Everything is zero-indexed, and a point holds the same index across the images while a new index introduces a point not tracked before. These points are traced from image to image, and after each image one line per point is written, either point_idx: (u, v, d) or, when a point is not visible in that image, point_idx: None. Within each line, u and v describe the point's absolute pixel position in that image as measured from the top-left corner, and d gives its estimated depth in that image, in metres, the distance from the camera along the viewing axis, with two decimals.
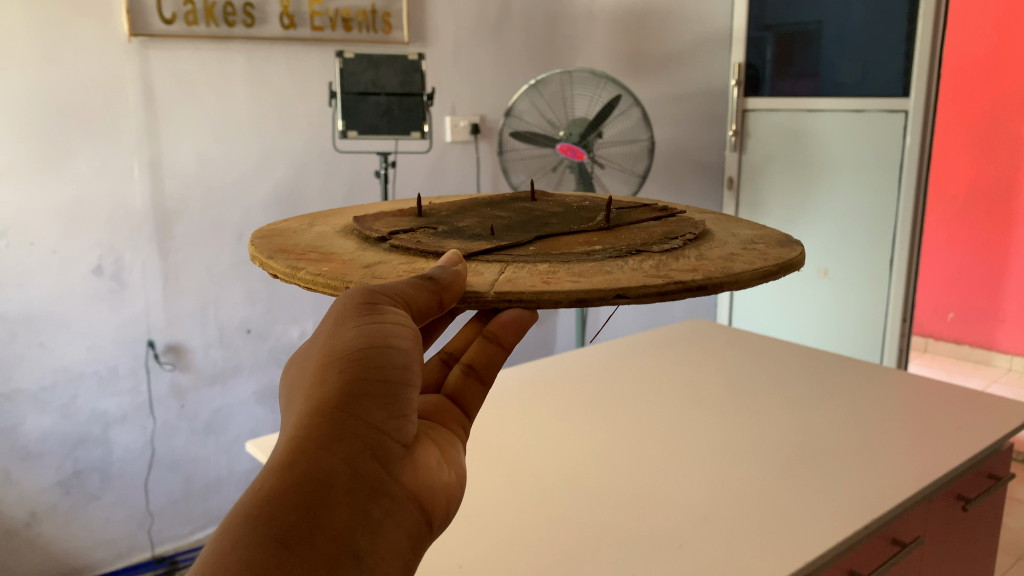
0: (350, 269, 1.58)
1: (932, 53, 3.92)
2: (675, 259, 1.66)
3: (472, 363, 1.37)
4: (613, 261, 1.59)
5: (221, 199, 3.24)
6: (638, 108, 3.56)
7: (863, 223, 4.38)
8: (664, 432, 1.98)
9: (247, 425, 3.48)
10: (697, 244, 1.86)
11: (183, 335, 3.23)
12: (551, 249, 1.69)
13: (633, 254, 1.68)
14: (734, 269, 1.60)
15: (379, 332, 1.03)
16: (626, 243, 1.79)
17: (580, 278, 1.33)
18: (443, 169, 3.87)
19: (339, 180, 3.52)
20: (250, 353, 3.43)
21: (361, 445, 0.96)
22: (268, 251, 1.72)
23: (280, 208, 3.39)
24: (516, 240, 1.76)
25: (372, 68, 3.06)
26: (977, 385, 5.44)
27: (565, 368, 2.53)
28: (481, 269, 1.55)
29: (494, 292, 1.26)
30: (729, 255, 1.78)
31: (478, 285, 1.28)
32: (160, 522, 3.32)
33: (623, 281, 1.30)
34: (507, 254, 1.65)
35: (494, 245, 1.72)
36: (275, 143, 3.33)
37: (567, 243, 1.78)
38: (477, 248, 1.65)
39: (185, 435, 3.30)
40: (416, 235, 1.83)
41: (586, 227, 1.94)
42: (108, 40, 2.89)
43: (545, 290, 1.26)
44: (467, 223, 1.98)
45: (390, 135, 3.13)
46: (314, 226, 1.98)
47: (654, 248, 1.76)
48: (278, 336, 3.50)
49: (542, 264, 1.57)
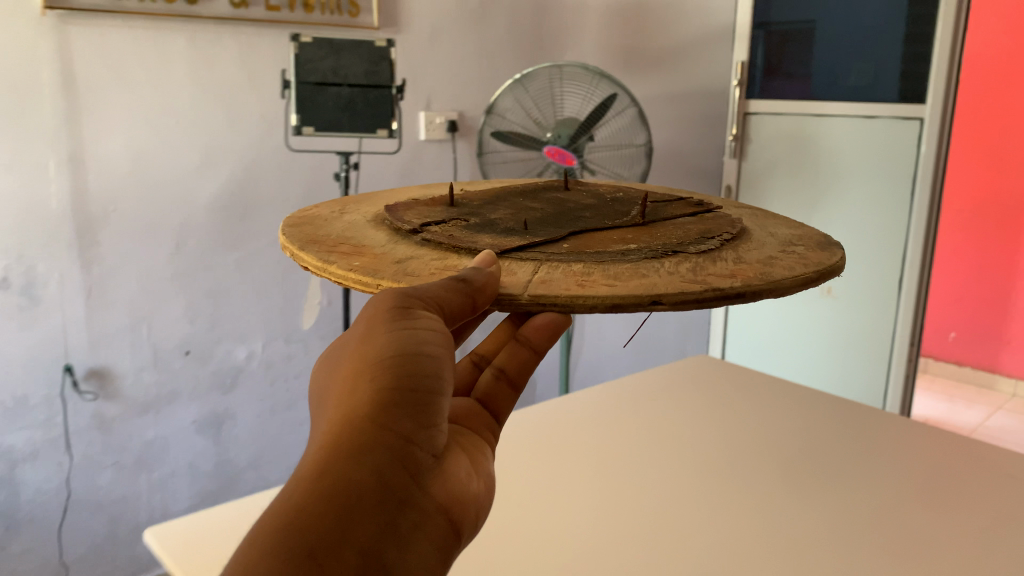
0: (384, 268, 1.35)
1: (952, 56, 3.57)
2: (712, 267, 1.33)
3: (501, 368, 1.37)
4: (650, 268, 1.31)
5: (157, 203, 2.80)
6: (634, 106, 3.13)
7: (872, 240, 4.03)
8: (648, 517, 1.81)
9: (186, 459, 3.05)
10: (735, 246, 1.50)
11: (110, 358, 2.80)
12: (584, 249, 1.42)
13: (671, 261, 1.36)
14: (773, 275, 1.27)
15: (412, 339, 1.04)
16: (661, 245, 1.46)
17: (617, 283, 1.20)
18: (417, 171, 3.46)
19: (296, 182, 3.09)
20: (190, 377, 3.00)
21: (393, 454, 0.96)
22: (296, 241, 1.53)
23: (227, 213, 2.96)
24: (550, 236, 1.50)
25: (333, 55, 2.65)
26: (981, 411, 5.14)
27: (554, 416, 2.38)
28: (514, 269, 1.31)
29: (527, 294, 1.14)
30: (768, 258, 1.41)
31: (512, 287, 1.16)
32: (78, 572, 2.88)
33: (659, 285, 1.18)
34: (538, 253, 1.39)
35: (519, 245, 1.43)
36: (221, 139, 2.90)
37: (602, 240, 1.49)
38: (510, 244, 1.43)
39: (110, 471, 2.87)
40: (452, 229, 1.59)
41: (616, 225, 1.60)
42: (17, 14, 2.44)
43: (580, 295, 1.14)
44: (507, 214, 1.72)
45: (353, 133, 2.72)
46: (346, 215, 1.78)
47: (685, 250, 1.42)
48: (222, 357, 3.07)
49: (578, 266, 1.32)
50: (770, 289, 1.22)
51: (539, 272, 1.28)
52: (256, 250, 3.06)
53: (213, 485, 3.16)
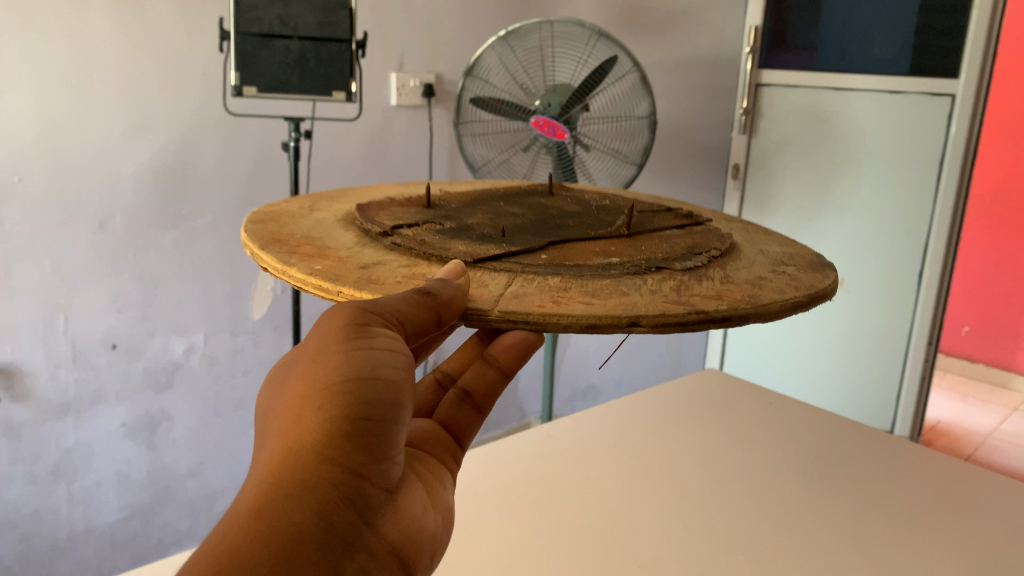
0: (346, 276, 1.07)
1: (990, 26, 3.24)
2: (696, 288, 1.07)
3: (465, 389, 1.19)
4: (630, 288, 1.06)
5: (73, 174, 2.37)
6: (636, 72, 2.68)
7: (893, 229, 3.64)
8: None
9: (113, 467, 2.66)
10: (723, 264, 1.23)
11: (18, 354, 2.39)
12: (563, 261, 1.17)
13: (654, 279, 1.11)
14: (762, 295, 1.06)
15: (368, 362, 0.89)
16: (640, 258, 1.21)
17: (594, 298, 1.01)
18: (386, 142, 3.04)
19: (242, 152, 2.68)
20: (117, 375, 2.60)
21: (339, 495, 0.86)
22: (256, 233, 1.28)
23: (160, 186, 2.53)
24: (530, 244, 1.24)
25: (281, 2, 2.20)
26: (994, 412, 4.80)
27: (534, 446, 2.06)
28: (485, 280, 1.07)
29: (497, 310, 0.96)
30: (757, 280, 1.14)
31: (481, 302, 0.99)
32: None
33: (639, 304, 0.98)
34: (511, 261, 1.15)
35: (485, 253, 1.17)
36: (152, 100, 2.46)
37: (582, 251, 1.25)
38: (487, 251, 1.19)
39: (20, 483, 2.48)
40: (431, 234, 1.27)
41: (598, 237, 1.33)
42: None
43: (553, 311, 0.96)
44: (497, 219, 1.41)
45: (303, 96, 2.29)
46: (314, 210, 1.46)
47: (666, 267, 1.17)
48: (157, 352, 2.67)
49: (552, 279, 1.08)
50: (761, 307, 1.02)
51: (509, 282, 1.07)
52: (196, 231, 2.64)
53: (147, 495, 2.77)
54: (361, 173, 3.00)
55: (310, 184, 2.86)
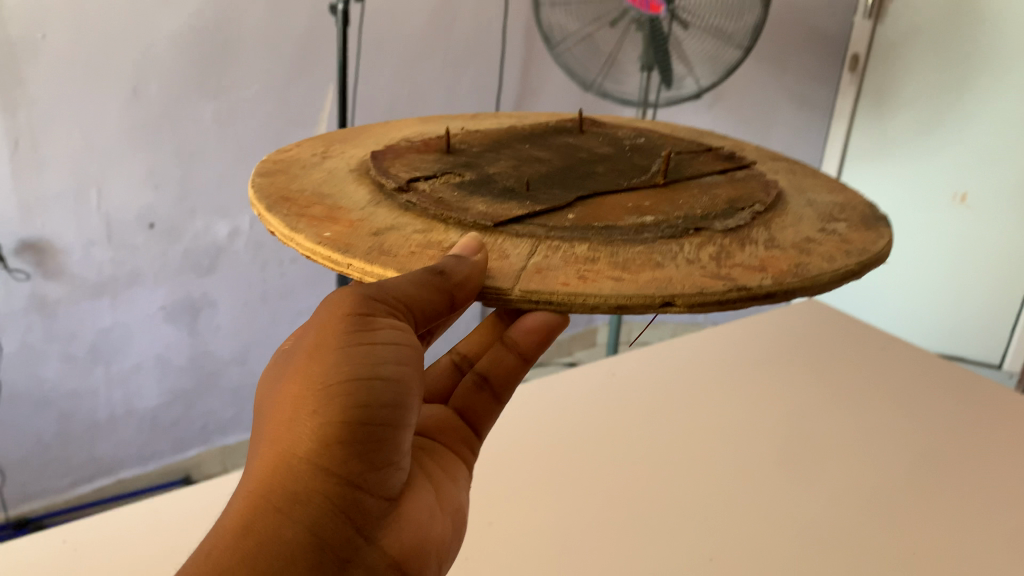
0: (357, 245, 0.88)
1: None
2: (738, 255, 0.89)
3: (481, 374, 1.07)
4: (661, 258, 0.87)
5: (102, 31, 2.11)
6: None
7: None
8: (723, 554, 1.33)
9: (153, 351, 2.54)
10: (772, 216, 1.03)
11: (49, 229, 2.21)
12: (592, 221, 0.97)
13: (691, 242, 0.92)
14: (814, 263, 0.88)
15: (367, 360, 0.78)
16: (678, 213, 1.01)
17: (623, 271, 0.83)
18: (454, 9, 2.68)
19: (291, 17, 2.39)
20: (154, 255, 2.43)
21: (334, 508, 0.77)
22: (261, 187, 1.06)
23: (200, 50, 2.27)
24: (557, 199, 1.02)
25: None
26: None
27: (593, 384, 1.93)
28: (505, 249, 0.88)
29: (518, 290, 0.79)
30: (809, 239, 0.95)
31: (498, 276, 0.82)
32: (22, 476, 2.43)
33: (673, 279, 0.82)
34: (529, 220, 0.95)
35: (514, 212, 0.96)
36: None
37: (615, 203, 1.03)
38: (510, 210, 0.98)
39: (57, 363, 2.36)
40: (461, 189, 1.05)
41: (634, 184, 1.10)
42: None
43: (578, 289, 0.79)
44: (535, 166, 1.17)
45: None
46: (327, 157, 1.22)
47: (707, 225, 0.97)
48: (198, 233, 2.48)
49: (571, 245, 0.89)
50: (813, 280, 0.85)
51: (520, 249, 0.88)
52: (239, 103, 2.40)
53: (189, 382, 2.66)
54: (426, 44, 2.67)
55: (368, 54, 2.55)
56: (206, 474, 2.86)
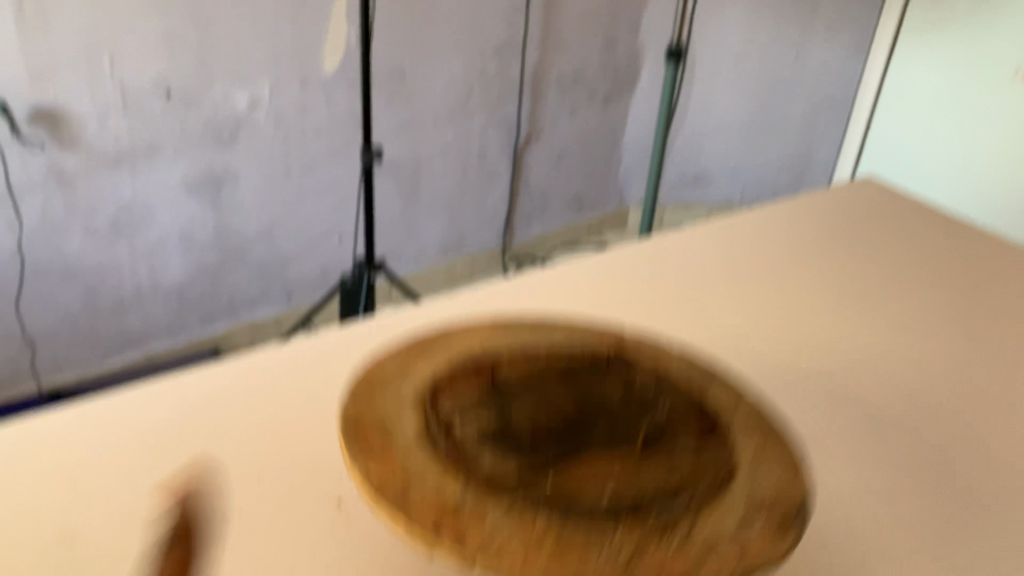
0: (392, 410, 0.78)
1: None
2: (666, 525, 0.68)
3: None
4: (569, 509, 0.69)
5: None
6: None
7: None
8: (808, 330, 1.24)
9: (176, 225, 2.48)
10: (771, 435, 0.80)
11: (62, 96, 2.12)
12: (575, 427, 0.82)
13: (618, 489, 0.73)
14: (757, 558, 0.65)
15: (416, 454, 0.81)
16: (647, 426, 0.82)
17: (554, 519, 0.67)
18: None
19: None
20: (172, 125, 2.33)
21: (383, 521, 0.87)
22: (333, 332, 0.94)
23: None
24: (550, 390, 0.87)
25: None
26: None
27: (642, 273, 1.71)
28: (456, 455, 0.74)
29: (426, 529, 0.64)
30: (784, 496, 0.72)
31: (420, 496, 0.68)
32: (52, 347, 2.42)
33: (603, 541, 0.65)
34: (501, 418, 0.80)
35: (476, 404, 0.82)
36: None
37: (608, 391, 0.88)
38: (497, 403, 0.83)
39: (80, 236, 2.32)
40: (467, 353, 0.89)
41: (640, 368, 0.91)
42: None
43: (486, 534, 0.64)
44: (568, 321, 0.99)
45: None
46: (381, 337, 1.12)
47: (664, 458, 0.77)
48: (216, 102, 2.37)
49: (489, 462, 0.74)
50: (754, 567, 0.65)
51: (456, 460, 0.73)
52: None
53: (214, 257, 2.61)
54: None
55: None
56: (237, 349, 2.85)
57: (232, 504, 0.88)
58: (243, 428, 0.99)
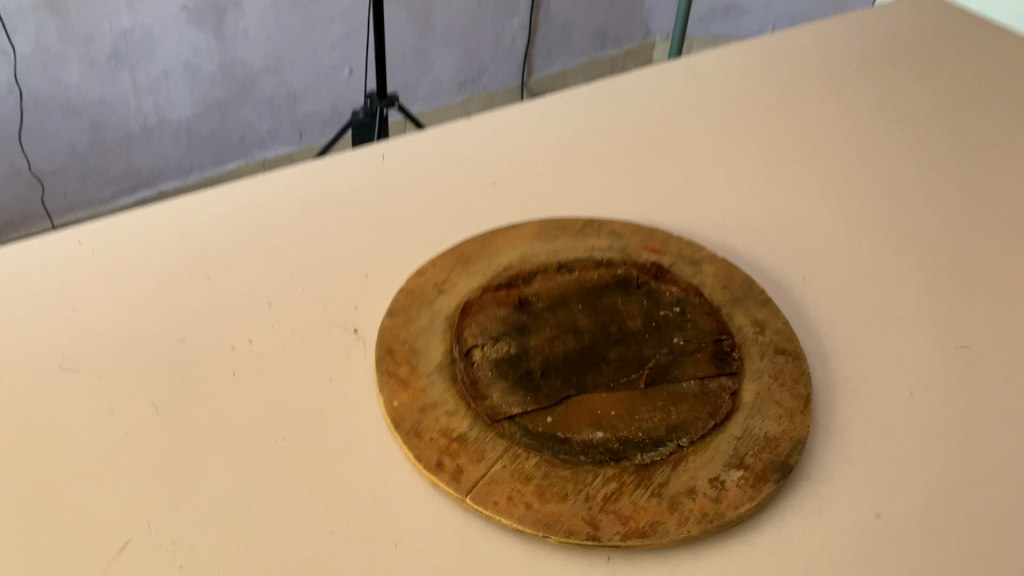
0: (426, 356, 0.83)
1: None
2: (652, 467, 0.73)
3: None
4: (564, 446, 0.74)
5: None
6: None
7: None
8: (872, 171, 1.17)
9: (178, 56, 2.33)
10: (777, 377, 0.82)
11: None
12: (600, 339, 0.84)
13: (625, 428, 0.76)
14: (726, 507, 0.71)
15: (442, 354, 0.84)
16: (662, 347, 0.84)
17: (563, 471, 0.72)
18: None
19: None
20: None
21: None
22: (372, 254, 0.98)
23: None
24: (581, 301, 0.89)
25: None
26: None
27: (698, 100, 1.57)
28: (482, 399, 0.78)
29: (459, 496, 0.71)
30: (770, 442, 0.76)
31: (448, 459, 0.73)
32: (64, 183, 2.39)
33: (616, 493, 0.71)
34: (529, 342, 0.84)
35: (499, 330, 0.85)
36: None
37: (638, 302, 0.89)
38: (530, 324, 0.86)
39: (79, 66, 2.19)
40: (501, 281, 0.92)
41: (672, 288, 0.91)
42: None
43: (501, 507, 0.70)
44: (613, 244, 0.99)
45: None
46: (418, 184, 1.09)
47: (669, 385, 0.80)
48: None
49: (498, 393, 0.79)
50: (744, 515, 0.71)
51: (482, 405, 0.78)
52: None
53: (221, 91, 2.49)
54: None
55: None
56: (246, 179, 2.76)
57: (249, 333, 0.85)
58: (254, 259, 0.94)
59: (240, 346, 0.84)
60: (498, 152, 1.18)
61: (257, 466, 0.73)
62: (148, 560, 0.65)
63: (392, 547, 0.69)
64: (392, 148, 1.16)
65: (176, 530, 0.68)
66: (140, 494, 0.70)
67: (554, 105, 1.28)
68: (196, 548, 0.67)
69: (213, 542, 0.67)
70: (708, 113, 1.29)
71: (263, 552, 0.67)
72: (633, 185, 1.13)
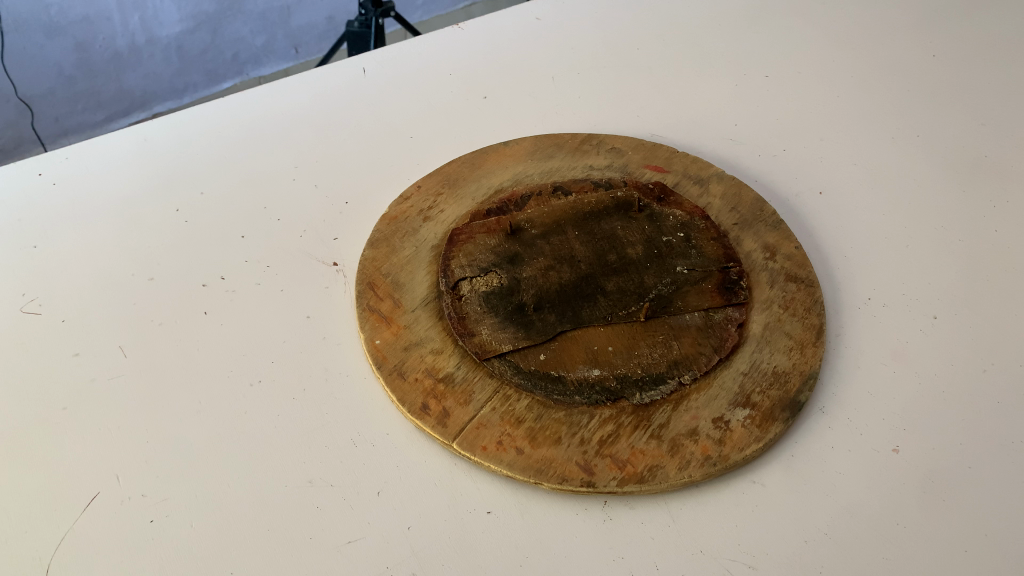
0: (413, 293, 0.79)
1: None
2: (651, 406, 0.69)
3: None
4: (558, 385, 0.70)
5: None
6: None
7: None
8: (899, 72, 1.08)
9: None
10: (786, 308, 0.77)
11: None
12: (598, 267, 0.79)
13: (624, 365, 0.71)
14: (730, 449, 0.66)
15: (433, 286, 0.79)
16: (664, 277, 0.78)
17: (558, 413, 0.69)
18: None
19: None
20: None
21: None
22: (355, 181, 0.93)
23: None
24: (582, 225, 0.83)
25: None
26: None
27: None
28: (470, 338, 0.73)
29: (449, 442, 0.67)
30: (778, 378, 0.71)
31: (436, 404, 0.70)
32: (51, 108, 2.05)
33: (615, 435, 0.67)
34: (523, 271, 0.78)
35: (488, 259, 0.80)
36: None
37: (641, 225, 0.83)
38: (526, 251, 0.80)
39: None
40: (492, 207, 0.86)
41: (675, 211, 0.85)
42: None
43: (492, 451, 0.67)
44: (612, 162, 0.92)
45: None
46: (405, 104, 1.03)
47: (671, 318, 0.75)
48: None
49: (488, 329, 0.74)
50: (748, 456, 0.66)
51: (472, 342, 0.73)
52: None
53: (212, 5, 2.05)
54: None
55: None
56: (237, 91, 2.41)
57: (222, 269, 0.83)
58: (229, 191, 0.92)
59: (214, 284, 0.82)
60: (492, 60, 1.10)
61: (229, 408, 0.72)
62: (117, 514, 0.65)
63: (374, 494, 0.66)
64: (377, 64, 1.10)
65: (146, 480, 0.67)
66: (108, 443, 0.69)
67: (553, 11, 1.20)
68: (165, 499, 0.66)
69: (184, 492, 0.66)
70: (720, 12, 1.19)
71: (239, 499, 0.66)
72: (636, 93, 1.06)
